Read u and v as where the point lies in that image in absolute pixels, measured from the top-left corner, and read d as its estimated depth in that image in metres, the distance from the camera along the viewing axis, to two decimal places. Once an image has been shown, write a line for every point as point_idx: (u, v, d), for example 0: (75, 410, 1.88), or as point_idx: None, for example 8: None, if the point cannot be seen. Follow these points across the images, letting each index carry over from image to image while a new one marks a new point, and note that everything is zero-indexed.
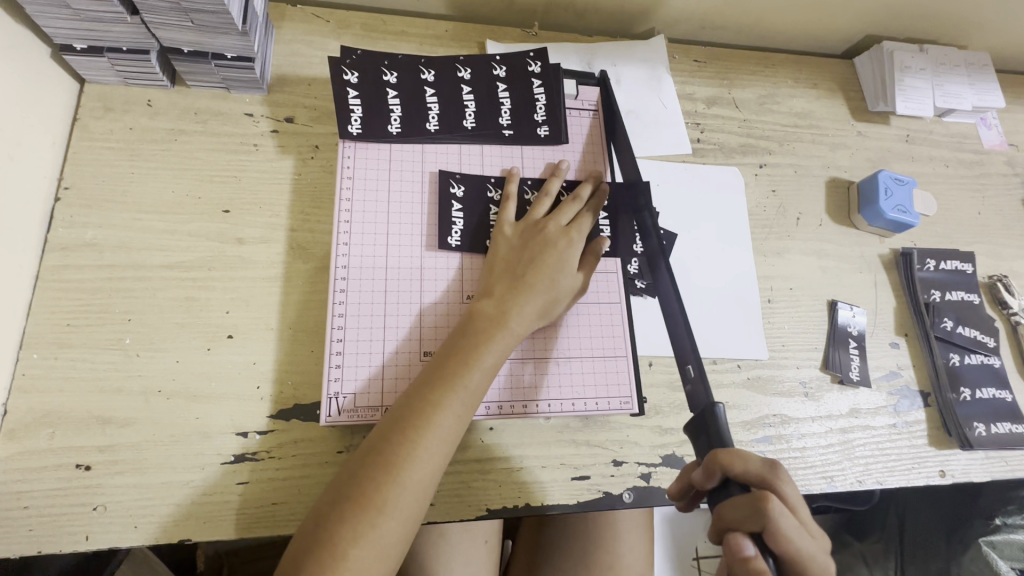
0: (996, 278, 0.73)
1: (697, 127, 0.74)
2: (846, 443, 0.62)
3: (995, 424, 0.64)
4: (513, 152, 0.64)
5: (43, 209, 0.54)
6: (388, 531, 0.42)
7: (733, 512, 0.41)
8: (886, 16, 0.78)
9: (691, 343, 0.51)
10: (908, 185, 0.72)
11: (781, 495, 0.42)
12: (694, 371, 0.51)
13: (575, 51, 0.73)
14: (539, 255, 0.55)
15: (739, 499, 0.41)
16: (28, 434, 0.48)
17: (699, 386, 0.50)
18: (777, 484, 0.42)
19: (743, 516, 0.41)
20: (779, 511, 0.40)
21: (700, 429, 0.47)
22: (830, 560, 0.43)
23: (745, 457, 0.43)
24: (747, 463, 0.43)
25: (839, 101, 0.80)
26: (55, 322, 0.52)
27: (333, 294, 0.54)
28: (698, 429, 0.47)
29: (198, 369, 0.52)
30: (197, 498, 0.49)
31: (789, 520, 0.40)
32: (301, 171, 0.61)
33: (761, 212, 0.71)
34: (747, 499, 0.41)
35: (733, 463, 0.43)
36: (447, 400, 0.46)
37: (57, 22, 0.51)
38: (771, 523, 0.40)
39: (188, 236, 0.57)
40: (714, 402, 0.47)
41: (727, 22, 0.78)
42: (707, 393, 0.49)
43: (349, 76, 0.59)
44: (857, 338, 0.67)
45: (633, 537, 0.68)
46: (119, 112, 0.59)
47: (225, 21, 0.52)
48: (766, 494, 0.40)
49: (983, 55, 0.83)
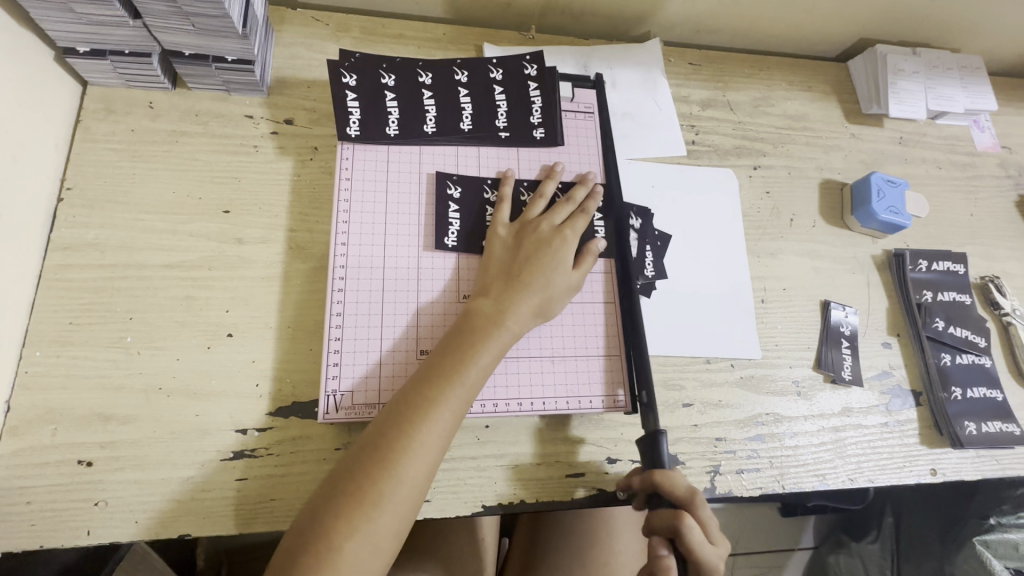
0: (988, 278, 0.74)
1: (692, 129, 0.74)
2: (838, 442, 0.62)
3: (986, 423, 0.65)
4: (509, 153, 0.64)
5: (46, 209, 0.55)
6: (383, 526, 0.42)
7: (656, 523, 0.50)
8: (879, 20, 0.79)
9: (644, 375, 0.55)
10: (900, 187, 0.73)
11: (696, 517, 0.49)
12: (648, 396, 0.55)
13: (572, 54, 0.74)
14: (534, 256, 0.56)
15: (661, 514, 0.50)
16: (30, 430, 0.49)
17: (651, 408, 0.55)
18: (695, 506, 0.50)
19: (663, 526, 0.49)
20: (690, 529, 0.48)
21: (650, 449, 0.53)
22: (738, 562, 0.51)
23: (676, 479, 0.50)
24: (675, 484, 0.50)
25: (833, 103, 0.81)
26: (57, 321, 0.53)
27: (332, 293, 0.55)
28: (647, 449, 0.53)
29: (198, 367, 0.53)
30: (196, 494, 0.50)
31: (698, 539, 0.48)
32: (300, 172, 0.62)
33: (755, 213, 0.72)
34: (667, 516, 0.49)
35: (663, 484, 0.50)
36: (443, 397, 0.47)
37: (60, 26, 0.52)
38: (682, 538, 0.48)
39: (189, 236, 0.58)
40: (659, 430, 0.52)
41: (722, 26, 0.79)
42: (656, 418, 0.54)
43: (347, 79, 0.60)
44: (850, 337, 0.68)
45: (628, 535, 0.68)
46: (121, 114, 0.60)
47: (226, 25, 0.53)
48: (681, 515, 0.48)
49: (975, 58, 0.83)
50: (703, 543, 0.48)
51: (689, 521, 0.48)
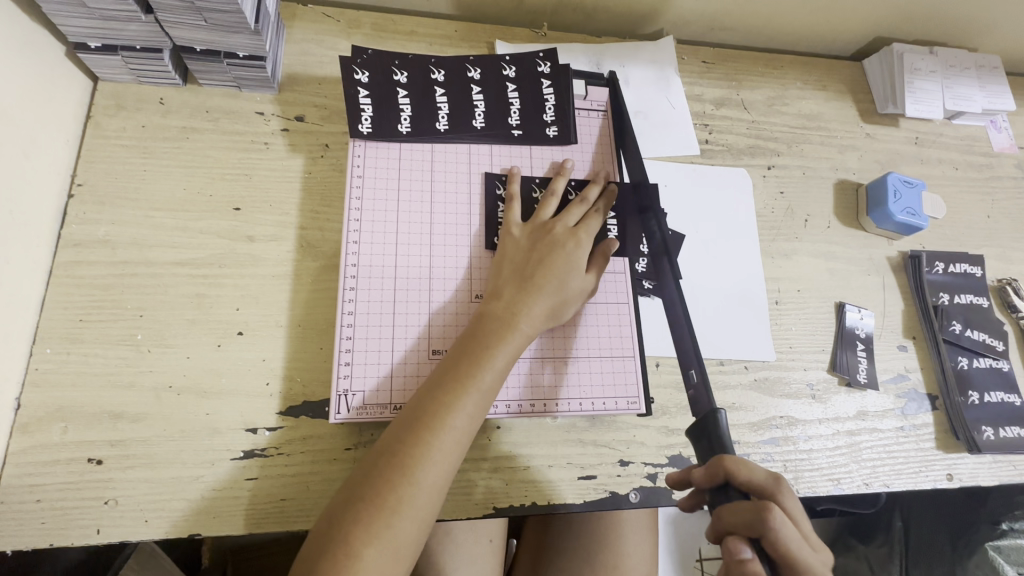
0: (1005, 281, 0.73)
1: (705, 128, 0.74)
2: (853, 446, 0.62)
3: (1003, 428, 0.64)
4: (522, 152, 0.64)
5: (57, 205, 0.55)
6: (402, 531, 0.42)
7: (734, 515, 0.45)
8: (895, 18, 0.78)
9: (694, 348, 0.54)
10: (917, 188, 0.72)
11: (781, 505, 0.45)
12: (697, 375, 0.53)
13: (584, 51, 0.74)
14: (549, 256, 0.55)
15: (743, 505, 0.44)
16: (40, 427, 0.49)
17: (702, 388, 0.53)
18: (780, 496, 0.45)
19: (742, 520, 0.44)
20: (783, 523, 0.42)
21: (702, 434, 0.50)
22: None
23: (751, 468, 0.46)
24: (751, 473, 0.46)
25: (848, 103, 0.80)
26: (68, 317, 0.52)
27: (343, 292, 0.55)
28: (698, 436, 0.50)
29: (208, 365, 0.53)
30: (207, 493, 0.49)
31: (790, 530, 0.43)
32: (311, 169, 0.62)
33: (769, 214, 0.71)
34: (751, 507, 0.44)
35: (739, 471, 0.46)
36: (459, 400, 0.47)
37: (72, 21, 0.52)
38: (771, 532, 0.42)
39: (200, 233, 0.57)
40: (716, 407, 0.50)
41: (736, 24, 0.78)
42: (709, 398, 0.51)
43: (359, 76, 0.59)
44: (865, 340, 0.67)
45: (639, 537, 0.68)
46: (132, 110, 0.60)
47: (238, 21, 0.52)
48: (770, 505, 0.43)
49: (993, 57, 0.82)
50: (796, 540, 0.43)
51: (779, 513, 0.43)
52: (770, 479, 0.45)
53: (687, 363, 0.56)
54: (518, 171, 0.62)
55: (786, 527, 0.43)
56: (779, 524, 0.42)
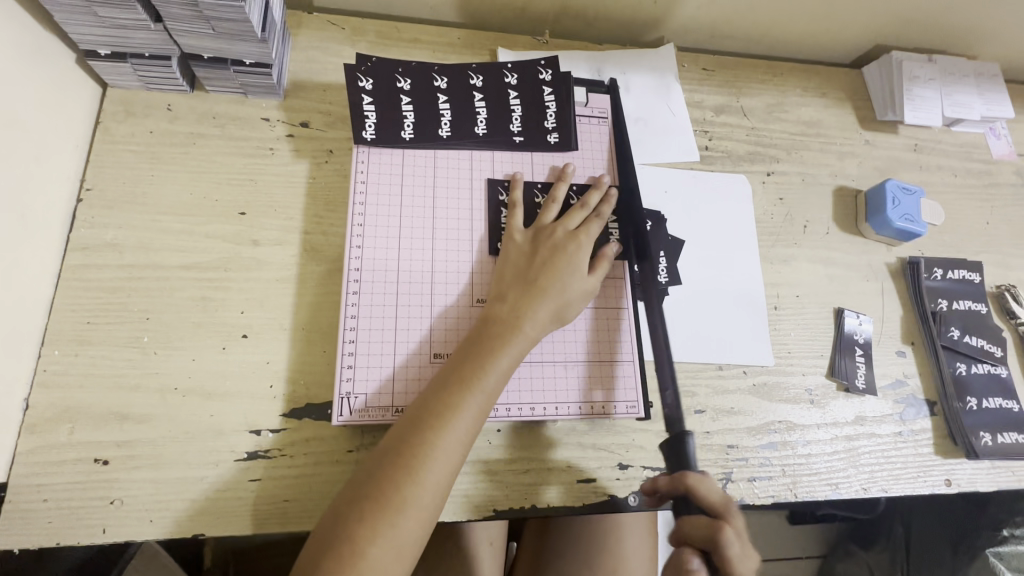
0: (1004, 287, 0.73)
1: (705, 135, 0.74)
2: (851, 451, 0.62)
3: (1001, 434, 0.64)
4: (523, 158, 0.65)
5: (66, 209, 0.56)
6: (405, 531, 0.43)
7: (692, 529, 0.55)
8: (894, 26, 0.79)
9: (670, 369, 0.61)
10: (915, 195, 0.72)
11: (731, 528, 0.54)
12: (671, 396, 0.60)
13: (585, 58, 0.74)
14: (551, 260, 0.56)
15: (699, 519, 0.55)
16: (48, 427, 0.50)
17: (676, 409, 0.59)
18: (730, 516, 0.55)
19: (697, 534, 0.55)
20: (730, 539, 0.54)
21: (673, 452, 0.58)
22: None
23: (710, 488, 0.56)
24: (709, 492, 0.56)
25: (847, 110, 0.81)
26: (76, 320, 0.53)
27: (346, 296, 0.56)
28: (670, 454, 0.58)
29: (212, 367, 0.54)
30: (211, 494, 0.50)
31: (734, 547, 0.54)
32: (315, 175, 0.62)
33: (768, 219, 0.72)
34: (707, 524, 0.54)
35: (700, 491, 0.55)
36: (462, 402, 0.47)
37: (83, 29, 0.53)
38: (721, 546, 0.54)
39: (206, 237, 0.58)
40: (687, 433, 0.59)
41: (736, 31, 0.79)
42: (680, 419, 0.59)
43: (363, 83, 0.60)
44: (863, 346, 0.67)
45: (639, 540, 0.68)
46: (140, 116, 0.61)
47: (246, 29, 0.53)
48: (721, 524, 0.54)
49: (992, 65, 0.83)
50: (738, 554, 0.54)
51: (729, 531, 0.54)
52: (723, 499, 0.56)
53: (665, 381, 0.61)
54: (521, 176, 0.62)
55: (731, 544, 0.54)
56: (727, 540, 0.54)
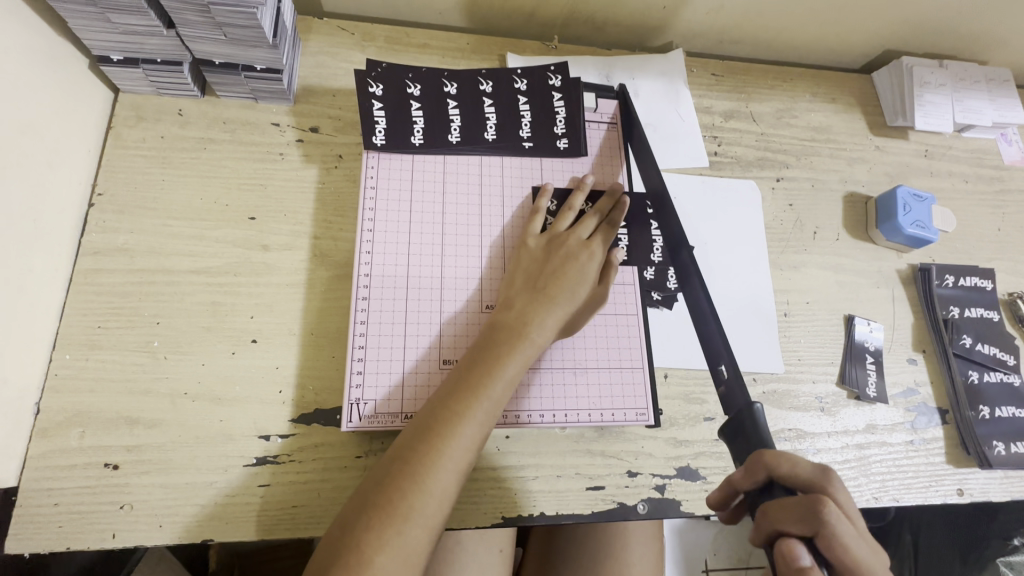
0: (1016, 295, 0.72)
1: (714, 140, 0.74)
2: (862, 459, 0.62)
3: (1015, 443, 0.64)
4: (532, 164, 0.65)
5: (78, 214, 0.56)
6: (413, 540, 0.42)
7: (781, 513, 0.43)
8: (905, 31, 0.78)
9: (726, 346, 0.55)
10: (927, 202, 0.72)
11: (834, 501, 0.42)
12: (728, 370, 0.55)
13: (594, 63, 0.74)
14: (561, 268, 0.56)
15: (789, 501, 0.43)
16: (59, 432, 0.50)
17: (735, 383, 0.54)
18: (829, 488, 0.43)
19: (793, 518, 0.42)
20: (835, 513, 0.41)
21: (737, 432, 0.51)
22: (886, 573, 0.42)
23: (795, 462, 0.44)
24: (795, 466, 0.44)
25: (857, 115, 0.80)
26: (87, 324, 0.53)
27: (356, 301, 0.56)
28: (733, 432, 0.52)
29: (222, 372, 0.54)
30: (220, 499, 0.50)
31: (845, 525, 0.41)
32: (324, 180, 0.63)
33: (777, 225, 0.71)
34: (800, 501, 0.42)
35: (783, 466, 0.45)
36: (471, 409, 0.47)
37: (96, 35, 0.53)
38: (824, 527, 0.40)
39: (216, 242, 0.58)
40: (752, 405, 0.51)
41: (745, 36, 0.78)
42: (744, 391, 0.53)
43: (374, 89, 0.60)
44: (874, 354, 0.67)
45: (645, 548, 0.68)
46: (151, 121, 0.61)
47: (257, 35, 0.54)
48: (821, 496, 0.41)
49: (1004, 70, 0.82)
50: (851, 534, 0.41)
51: (832, 504, 0.41)
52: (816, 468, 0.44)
53: (717, 360, 0.58)
54: (549, 187, 0.62)
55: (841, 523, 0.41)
56: (831, 513, 0.40)
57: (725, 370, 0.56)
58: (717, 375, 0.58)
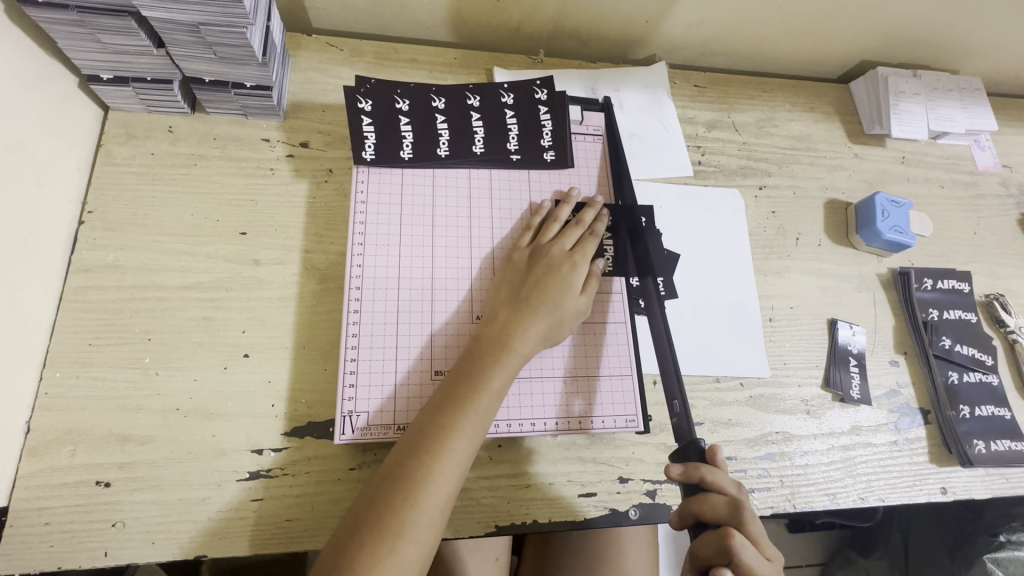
0: (993, 296, 0.74)
1: (698, 150, 0.76)
2: (848, 460, 0.63)
3: (995, 441, 0.65)
4: (520, 176, 0.66)
5: (68, 231, 0.56)
6: (406, 556, 0.43)
7: (706, 550, 0.48)
8: (880, 42, 0.81)
9: (678, 381, 0.57)
10: (904, 207, 0.74)
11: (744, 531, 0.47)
12: (679, 405, 0.57)
13: (580, 76, 0.76)
14: (545, 279, 0.57)
15: (708, 537, 0.48)
16: (50, 450, 0.50)
17: (684, 418, 0.56)
18: (743, 520, 0.48)
19: (713, 551, 0.47)
20: (742, 544, 0.46)
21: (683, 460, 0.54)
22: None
23: (713, 502, 0.49)
24: (715, 505, 0.49)
25: (836, 124, 0.83)
26: (78, 342, 0.53)
27: (347, 314, 0.56)
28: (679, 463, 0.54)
29: (215, 387, 0.54)
30: (213, 515, 0.50)
31: (752, 553, 0.46)
32: (315, 194, 0.63)
33: (761, 232, 0.73)
34: (714, 537, 0.47)
35: (702, 509, 0.49)
36: (460, 422, 0.48)
37: (85, 54, 0.54)
38: (733, 555, 0.46)
39: (207, 257, 0.59)
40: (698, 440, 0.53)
41: (726, 48, 0.81)
42: (690, 427, 0.55)
43: (362, 105, 0.61)
44: (857, 356, 0.68)
45: (640, 553, 0.69)
46: (142, 138, 0.62)
47: (247, 53, 0.54)
48: (730, 530, 0.47)
49: (975, 79, 0.85)
50: (756, 558, 0.46)
51: (739, 537, 0.46)
52: (731, 500, 0.49)
53: (671, 394, 0.59)
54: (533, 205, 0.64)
55: (746, 550, 0.46)
56: (738, 547, 0.46)
57: (678, 404, 0.57)
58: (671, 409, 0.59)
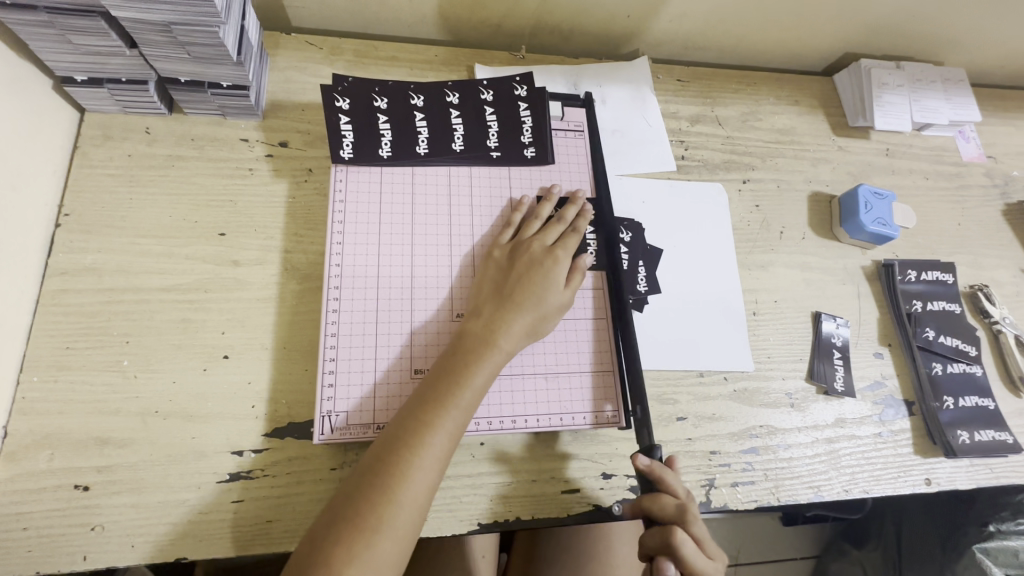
0: (977, 287, 0.75)
1: (681, 145, 0.76)
2: (832, 453, 0.63)
3: (979, 431, 0.66)
4: (500, 173, 0.66)
5: (44, 234, 0.56)
6: (384, 552, 0.42)
7: (651, 543, 0.50)
8: (863, 35, 0.81)
9: None
10: (887, 199, 0.74)
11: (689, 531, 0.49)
12: None
13: (562, 72, 0.76)
14: (526, 275, 0.56)
15: (653, 533, 0.50)
16: (27, 455, 0.49)
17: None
18: (687, 521, 0.49)
19: (657, 546, 0.49)
20: (685, 544, 0.48)
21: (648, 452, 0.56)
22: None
23: (663, 502, 0.50)
24: (664, 506, 0.50)
25: (820, 117, 0.83)
26: (55, 346, 0.53)
27: (326, 313, 0.56)
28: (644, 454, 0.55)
29: (194, 389, 0.54)
30: (193, 517, 0.50)
31: (694, 552, 0.48)
32: (295, 194, 0.63)
33: (745, 226, 0.73)
34: (659, 532, 0.50)
35: (651, 507, 0.51)
36: (440, 419, 0.48)
37: (58, 56, 0.53)
38: (676, 555, 0.48)
39: (185, 259, 0.58)
40: None
41: (709, 42, 0.80)
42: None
43: (340, 103, 0.61)
44: (841, 348, 0.68)
45: (628, 549, 0.69)
46: (118, 140, 0.61)
47: (221, 52, 0.54)
48: (673, 529, 0.49)
49: (958, 70, 0.85)
50: (698, 557, 0.48)
51: (682, 537, 0.48)
52: (681, 502, 0.50)
53: None
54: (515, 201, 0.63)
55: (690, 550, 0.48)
56: (679, 547, 0.48)
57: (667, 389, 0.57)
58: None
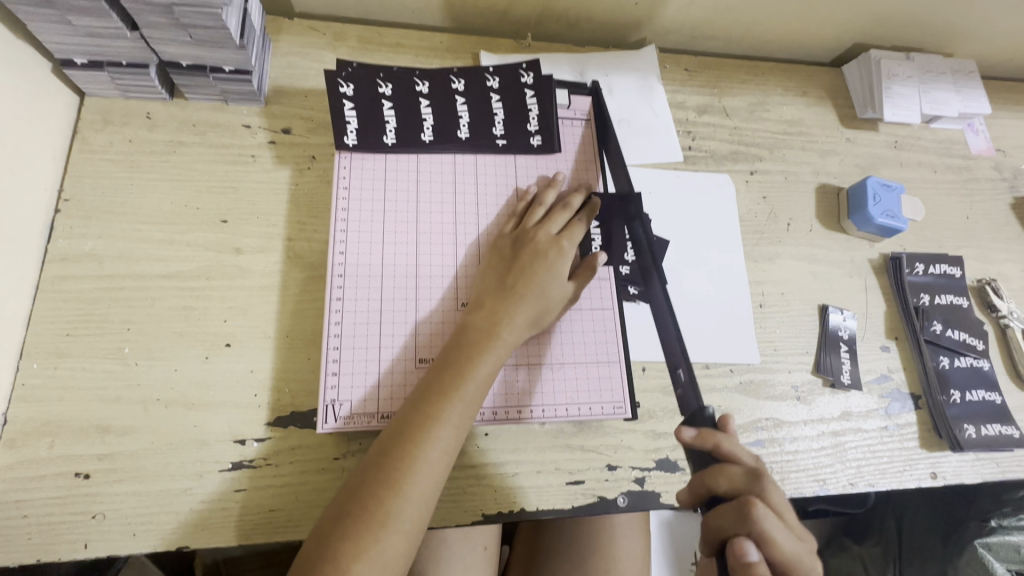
0: (985, 281, 0.74)
1: (688, 135, 0.75)
2: (838, 446, 0.62)
3: (985, 426, 0.65)
4: (507, 162, 0.65)
5: (44, 219, 0.55)
6: (391, 546, 0.42)
7: (724, 518, 0.47)
8: (873, 25, 0.80)
9: (681, 349, 0.56)
10: (896, 191, 0.73)
11: (765, 501, 0.46)
12: (685, 375, 0.56)
13: (568, 60, 0.74)
14: (530, 266, 0.56)
15: (725, 507, 0.47)
16: (27, 442, 0.49)
17: (689, 388, 0.55)
18: (762, 489, 0.47)
19: (731, 520, 0.46)
20: (764, 514, 0.45)
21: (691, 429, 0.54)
22: (810, 557, 0.48)
23: (731, 472, 0.48)
24: (732, 476, 0.48)
25: (829, 108, 0.82)
26: (55, 332, 0.52)
27: (330, 301, 0.55)
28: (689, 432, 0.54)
29: (195, 378, 0.53)
30: (195, 505, 0.49)
31: (773, 523, 0.45)
32: (298, 181, 0.62)
33: (751, 218, 0.72)
34: (734, 506, 0.46)
35: (718, 479, 0.48)
36: (444, 411, 0.47)
37: (57, 37, 0.52)
38: (755, 525, 0.45)
39: (187, 246, 0.57)
40: (703, 406, 0.52)
41: (717, 31, 0.79)
42: (697, 397, 0.54)
43: (344, 88, 0.59)
44: (848, 342, 0.68)
45: (630, 541, 0.69)
46: (118, 125, 0.60)
47: (223, 36, 0.53)
48: (751, 500, 0.45)
49: (969, 62, 0.84)
50: (779, 528, 0.45)
51: (761, 505, 0.45)
52: (750, 470, 0.48)
53: (674, 363, 0.59)
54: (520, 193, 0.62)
55: (770, 520, 0.45)
56: (761, 516, 0.45)
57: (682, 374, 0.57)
58: (676, 379, 0.59)
